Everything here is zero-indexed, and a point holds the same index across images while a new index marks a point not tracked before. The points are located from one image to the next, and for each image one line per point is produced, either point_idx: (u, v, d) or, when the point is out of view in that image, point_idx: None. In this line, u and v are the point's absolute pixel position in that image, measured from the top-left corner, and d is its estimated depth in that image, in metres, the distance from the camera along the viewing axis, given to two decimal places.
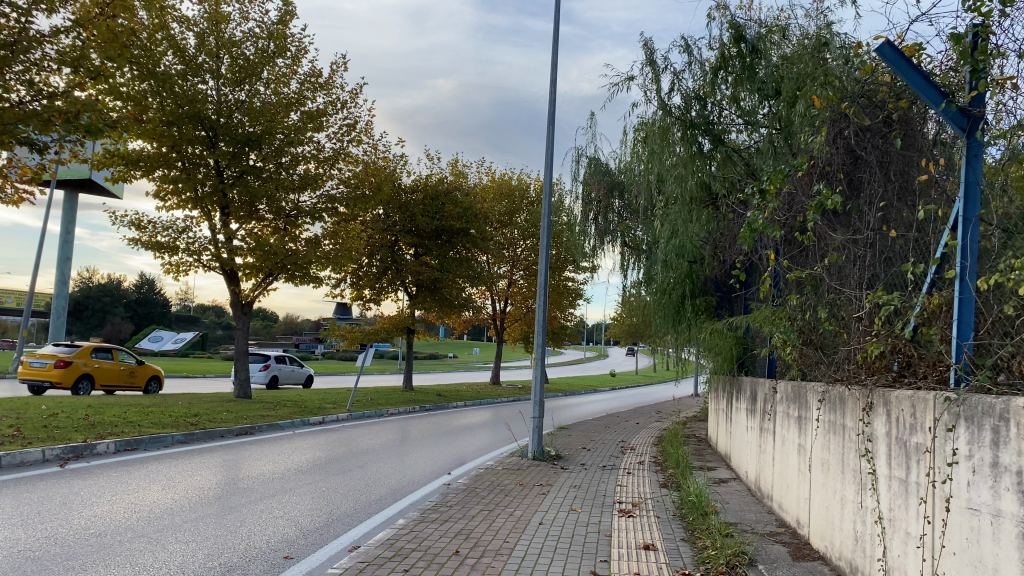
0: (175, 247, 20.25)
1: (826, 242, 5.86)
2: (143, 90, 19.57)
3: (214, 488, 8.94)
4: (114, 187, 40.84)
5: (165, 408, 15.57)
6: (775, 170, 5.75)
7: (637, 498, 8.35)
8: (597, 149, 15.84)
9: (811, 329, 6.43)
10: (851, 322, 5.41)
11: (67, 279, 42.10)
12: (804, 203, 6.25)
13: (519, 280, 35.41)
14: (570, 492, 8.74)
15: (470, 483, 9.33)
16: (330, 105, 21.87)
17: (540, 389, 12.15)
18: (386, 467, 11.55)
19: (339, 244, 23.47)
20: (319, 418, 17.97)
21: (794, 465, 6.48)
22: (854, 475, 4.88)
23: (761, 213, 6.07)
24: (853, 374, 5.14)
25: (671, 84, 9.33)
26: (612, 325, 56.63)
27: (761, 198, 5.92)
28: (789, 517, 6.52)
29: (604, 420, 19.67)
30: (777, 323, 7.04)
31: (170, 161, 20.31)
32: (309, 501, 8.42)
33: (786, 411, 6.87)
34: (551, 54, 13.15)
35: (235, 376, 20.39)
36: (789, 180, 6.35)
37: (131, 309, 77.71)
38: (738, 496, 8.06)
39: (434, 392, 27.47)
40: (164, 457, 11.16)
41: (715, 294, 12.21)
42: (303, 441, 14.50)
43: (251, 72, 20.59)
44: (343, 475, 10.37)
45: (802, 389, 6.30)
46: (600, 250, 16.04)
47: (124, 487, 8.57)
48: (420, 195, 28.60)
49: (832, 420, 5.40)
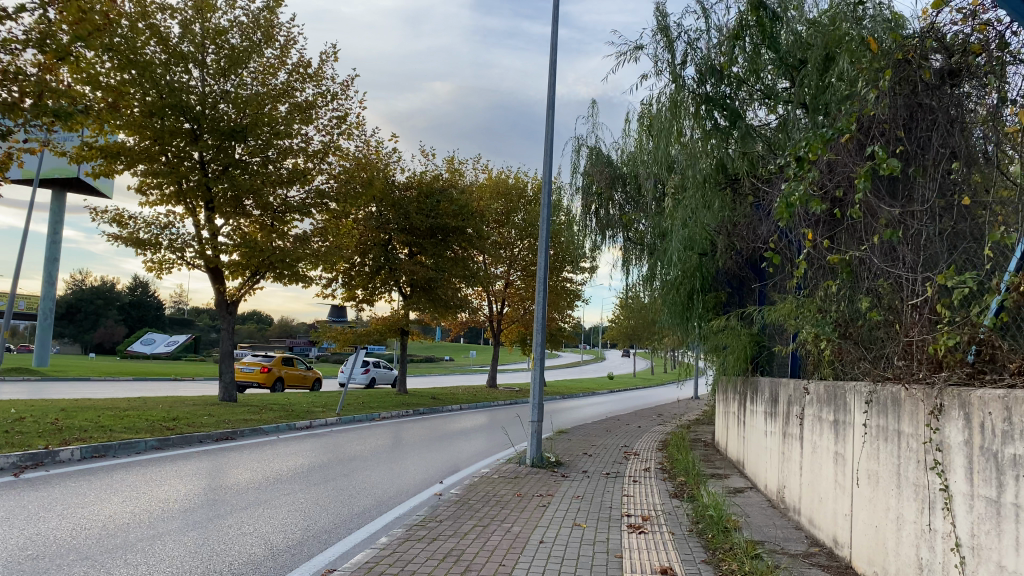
0: (158, 244, 19.47)
1: (873, 220, 5.15)
2: (124, 81, 18.82)
3: (181, 500, 8.12)
4: (102, 186, 40.00)
5: (142, 412, 14.75)
6: (816, 134, 5.02)
7: (647, 510, 7.57)
8: (598, 138, 14.99)
9: (847, 321, 5.69)
10: (905, 309, 4.69)
11: (54, 280, 41.26)
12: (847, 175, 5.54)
13: (516, 280, 34.71)
14: (574, 504, 7.95)
15: (462, 493, 8.53)
16: (320, 97, 21.17)
17: (540, 392, 11.28)
18: (375, 475, 10.74)
19: (329, 242, 22.74)
20: (307, 422, 17.16)
21: (828, 475, 5.70)
22: (914, 491, 4.11)
23: (798, 184, 5.34)
24: (911, 369, 4.39)
25: (684, 54, 8.60)
26: (611, 328, 55.87)
27: (799, 166, 5.20)
28: (823, 534, 5.75)
29: (605, 424, 18.91)
30: (808, 313, 6.31)
31: (154, 155, 19.52)
32: (285, 515, 7.61)
33: (817, 414, 6.10)
34: (551, 37, 12.43)
35: (221, 378, 19.63)
36: (832, 145, 5.62)
37: (124, 312, 76.84)
38: (759, 509, 7.29)
39: (428, 395, 26.68)
40: (133, 464, 10.34)
41: (727, 290, 11.40)
42: (288, 447, 13.70)
43: (237, 62, 19.91)
44: (326, 485, 9.55)
45: (840, 390, 5.54)
46: (601, 246, 15.22)
47: (79, 498, 7.75)
48: (414, 192, 27.84)
49: (882, 425, 4.62)
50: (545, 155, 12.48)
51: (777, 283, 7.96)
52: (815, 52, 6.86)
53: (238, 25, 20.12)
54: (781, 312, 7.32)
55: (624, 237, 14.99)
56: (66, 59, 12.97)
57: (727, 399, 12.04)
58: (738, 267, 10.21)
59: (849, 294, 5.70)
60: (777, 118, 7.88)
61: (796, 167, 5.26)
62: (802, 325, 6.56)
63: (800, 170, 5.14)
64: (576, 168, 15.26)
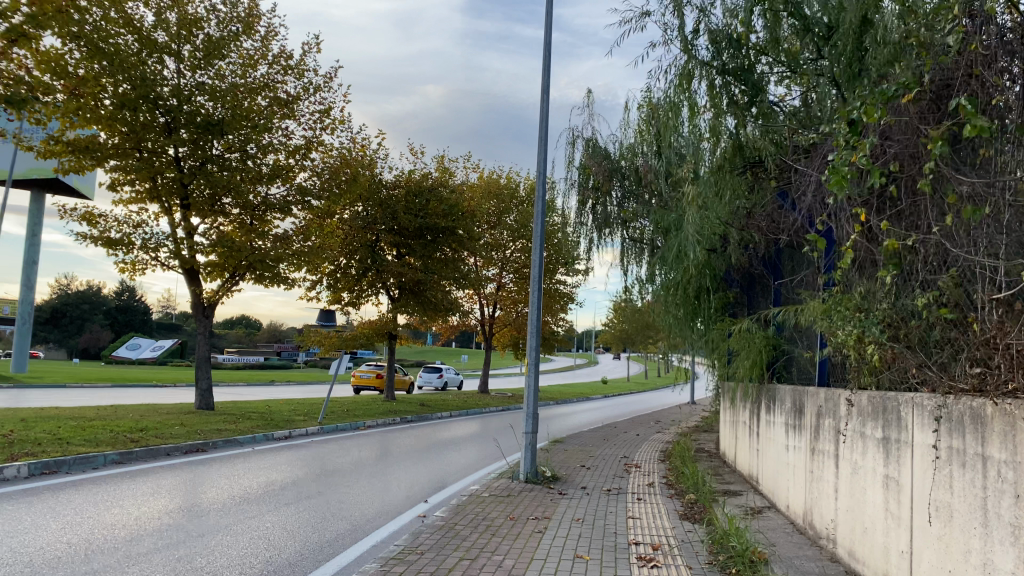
0: (131, 244, 18.51)
1: (939, 197, 4.33)
2: (96, 72, 17.92)
3: (129, 525, 7.16)
4: (83, 187, 38.88)
5: (107, 422, 13.77)
6: (875, 93, 4.18)
7: (656, 537, 6.70)
8: (595, 130, 14.11)
9: (898, 317, 4.90)
10: (988, 305, 3.84)
11: (34, 284, 40.09)
12: (903, 146, 4.70)
13: (508, 283, 33.84)
14: (574, 530, 7.05)
15: (447, 517, 7.63)
16: (302, 90, 20.31)
17: (534, 400, 10.39)
18: (355, 492, 9.82)
19: (313, 242, 21.79)
20: (286, 432, 16.18)
21: (877, 503, 4.84)
22: (1012, 534, 3.26)
23: (847, 149, 4.50)
24: (999, 378, 3.55)
25: (697, 21, 7.72)
26: (604, 332, 55.00)
27: (852, 128, 4.36)
28: (869, 572, 4.89)
29: (602, 432, 18.05)
30: (846, 310, 5.51)
31: (128, 151, 18.57)
32: (245, 544, 6.69)
33: (857, 430, 5.25)
34: (545, 17, 11.56)
35: (197, 385, 18.66)
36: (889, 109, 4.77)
37: (111, 317, 75.64)
38: (783, 535, 6.42)
39: (417, 401, 25.74)
40: (86, 481, 9.39)
41: (736, 290, 10.62)
42: (263, 460, 12.75)
43: (214, 53, 19.08)
44: (296, 505, 8.60)
45: (891, 403, 4.69)
46: (598, 245, 14.32)
47: (10, 526, 6.80)
48: (403, 190, 26.89)
49: (959, 449, 3.76)
50: (539, 148, 11.58)
51: (803, 280, 7.17)
52: (851, 15, 5.99)
53: (215, 14, 19.27)
54: (809, 310, 6.57)
55: (624, 236, 14.15)
56: (21, 42, 12.06)
57: (734, 407, 11.28)
58: (753, 265, 9.40)
59: (902, 286, 4.90)
60: (803, 95, 7.08)
61: (845, 132, 4.44)
62: (834, 328, 5.76)
63: (853, 134, 4.31)
64: (571, 162, 14.35)
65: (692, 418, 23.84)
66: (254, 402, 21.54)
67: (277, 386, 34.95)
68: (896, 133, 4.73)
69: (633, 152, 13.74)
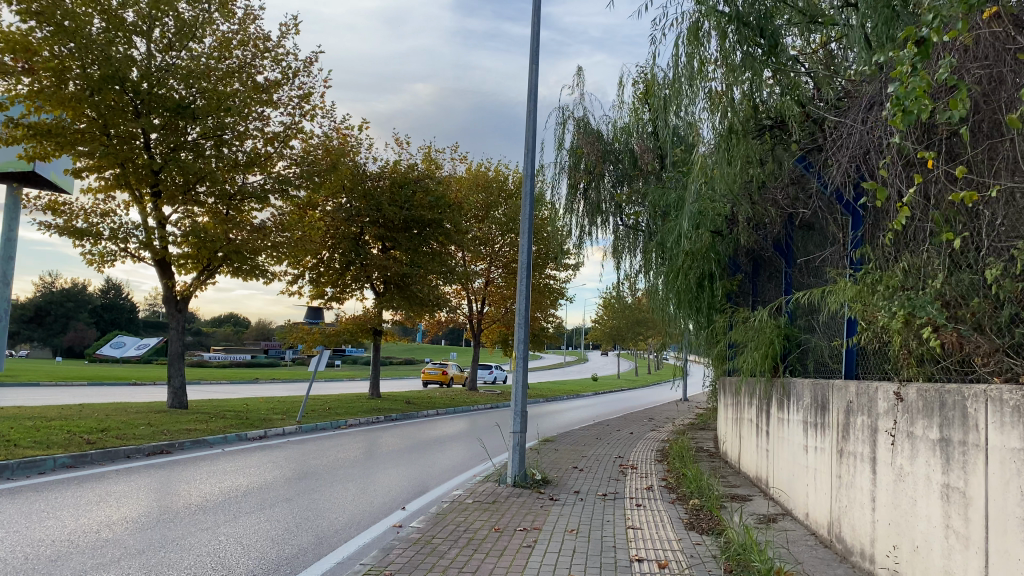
0: (99, 234, 17.55)
1: None
2: (61, 53, 16.93)
3: (60, 541, 6.25)
4: (61, 180, 37.71)
5: (65, 423, 12.82)
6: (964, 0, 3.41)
7: (661, 553, 5.89)
8: (586, 109, 13.25)
9: (962, 292, 4.11)
10: None
11: (9, 280, 38.81)
12: (980, 77, 3.99)
13: (497, 279, 32.98)
14: (569, 543, 6.21)
15: (425, 529, 6.77)
16: (281, 74, 19.41)
17: (522, 396, 9.55)
18: (327, 497, 8.94)
19: (293, 233, 20.88)
20: (260, 432, 15.26)
21: (935, 517, 4.03)
22: None
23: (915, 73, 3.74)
24: None
25: None
26: (594, 330, 54.16)
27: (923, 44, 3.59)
28: None
29: (595, 430, 17.20)
30: (887, 284, 4.74)
31: (96, 137, 17.61)
32: (189, 563, 5.78)
33: (903, 429, 4.44)
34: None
35: (170, 382, 17.76)
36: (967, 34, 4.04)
37: (97, 314, 74.42)
38: (807, 549, 5.62)
39: (403, 399, 24.82)
40: (27, 488, 8.46)
41: (739, 277, 9.84)
42: (232, 462, 11.85)
43: (187, 34, 18.14)
44: (258, 514, 7.72)
45: (953, 397, 3.87)
46: (590, 233, 13.50)
47: None
48: (388, 182, 25.98)
49: None
50: (527, 128, 10.63)
51: (827, 260, 6.44)
52: None
53: None
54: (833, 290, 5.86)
55: (618, 224, 13.36)
56: None
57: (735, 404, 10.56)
58: (762, 249, 8.66)
59: (961, 253, 4.14)
60: (833, 47, 6.30)
61: (910, 56, 3.68)
62: (870, 309, 4.97)
63: (922, 57, 3.56)
64: (561, 144, 13.46)
65: (686, 414, 23.01)
66: (232, 400, 20.57)
67: (260, 385, 33.92)
68: (972, 62, 4.03)
69: (632, 132, 12.90)
